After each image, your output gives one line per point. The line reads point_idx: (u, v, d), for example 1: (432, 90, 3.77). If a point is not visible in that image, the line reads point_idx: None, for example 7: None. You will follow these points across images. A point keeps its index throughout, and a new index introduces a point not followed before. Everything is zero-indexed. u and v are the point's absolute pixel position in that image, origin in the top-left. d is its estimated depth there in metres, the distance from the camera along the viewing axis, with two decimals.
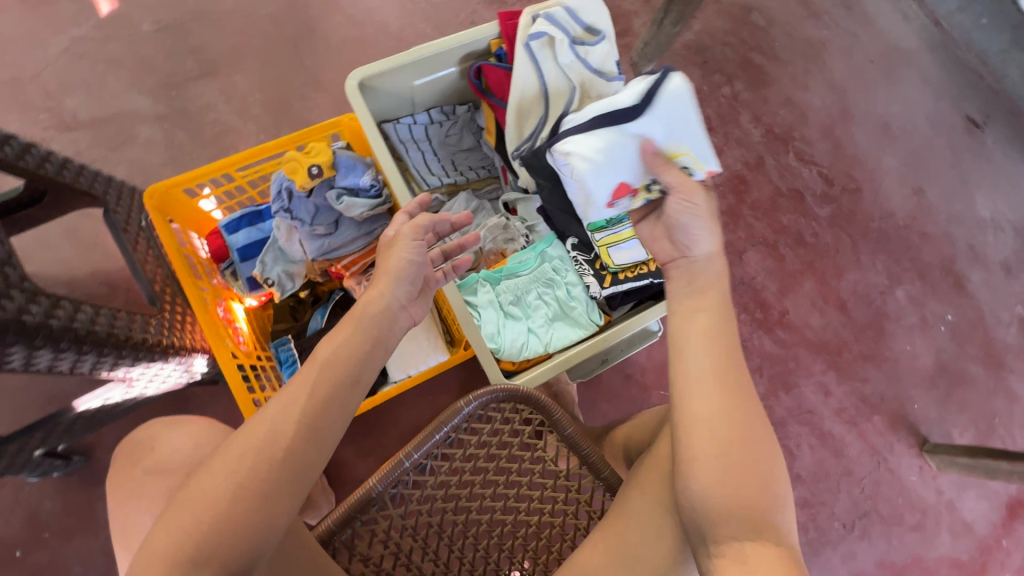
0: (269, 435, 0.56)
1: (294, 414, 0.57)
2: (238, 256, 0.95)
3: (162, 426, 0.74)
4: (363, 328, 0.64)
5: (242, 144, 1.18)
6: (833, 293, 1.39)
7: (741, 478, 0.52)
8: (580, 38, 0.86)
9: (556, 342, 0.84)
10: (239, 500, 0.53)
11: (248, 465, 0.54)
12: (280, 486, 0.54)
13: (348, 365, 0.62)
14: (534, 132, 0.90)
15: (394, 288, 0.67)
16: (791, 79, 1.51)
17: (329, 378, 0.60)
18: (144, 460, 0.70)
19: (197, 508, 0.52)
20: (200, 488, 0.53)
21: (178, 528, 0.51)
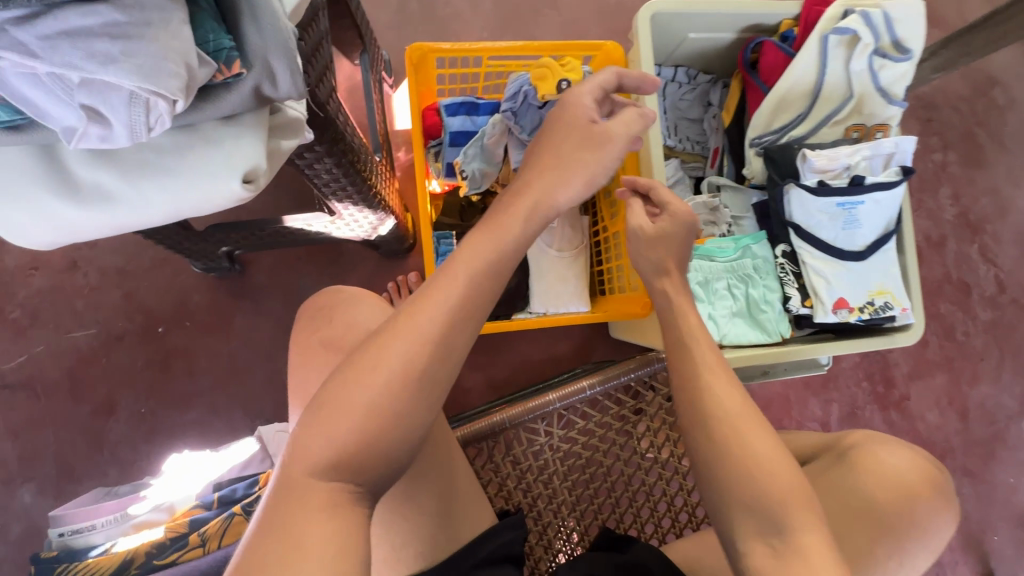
0: (409, 341, 0.46)
1: (432, 321, 0.47)
2: (449, 139, 0.96)
3: (343, 296, 0.63)
4: (507, 237, 0.52)
5: (465, 34, 1.17)
6: (960, 398, 1.32)
7: (758, 461, 0.47)
8: (883, 50, 0.80)
9: (733, 338, 0.83)
10: (379, 417, 0.45)
11: (385, 376, 0.46)
12: (416, 407, 0.46)
13: (494, 275, 0.51)
14: (786, 127, 0.86)
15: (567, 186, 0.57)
16: (1007, 169, 1.40)
17: (471, 282, 0.50)
18: (319, 328, 0.60)
19: (340, 416, 0.45)
20: (339, 394, 0.45)
21: (326, 434, 0.45)
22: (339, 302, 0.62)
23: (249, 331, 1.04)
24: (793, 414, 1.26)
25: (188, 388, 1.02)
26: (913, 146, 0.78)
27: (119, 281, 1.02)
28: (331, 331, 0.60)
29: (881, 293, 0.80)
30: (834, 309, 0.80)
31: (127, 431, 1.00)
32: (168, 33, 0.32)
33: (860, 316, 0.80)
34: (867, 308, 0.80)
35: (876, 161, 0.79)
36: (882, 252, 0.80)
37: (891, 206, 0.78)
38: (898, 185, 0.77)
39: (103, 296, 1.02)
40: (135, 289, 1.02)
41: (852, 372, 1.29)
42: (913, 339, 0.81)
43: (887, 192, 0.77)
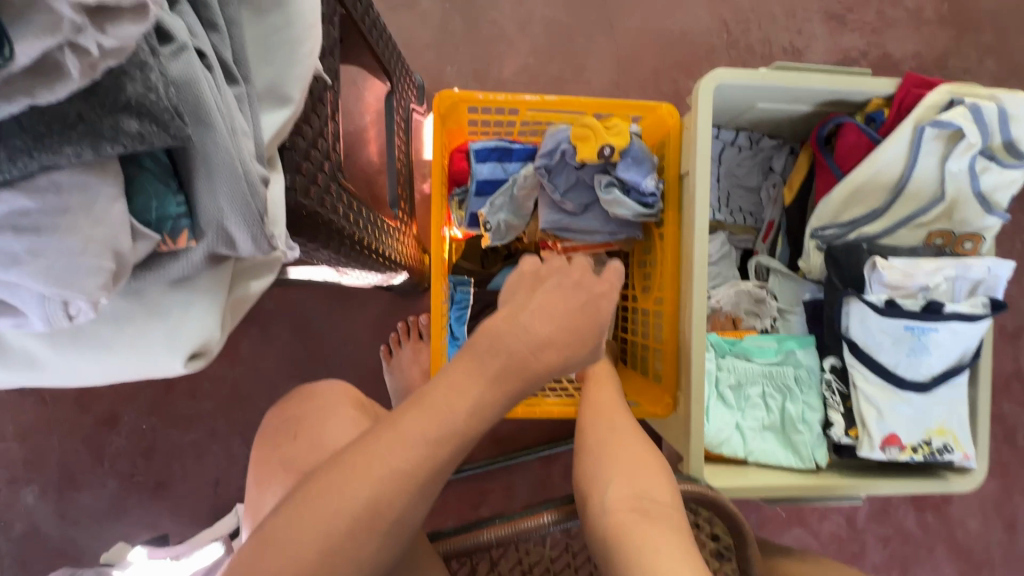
0: (375, 483, 0.43)
1: (403, 464, 0.43)
2: (476, 187, 0.89)
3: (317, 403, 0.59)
4: (494, 380, 0.47)
5: (509, 59, 1.07)
6: (1011, 508, 1.19)
7: (642, 478, 0.54)
8: (991, 151, 0.68)
9: (760, 455, 0.74)
10: (331, 566, 0.41)
11: (342, 525, 0.42)
12: (372, 555, 0.43)
13: (475, 422, 0.46)
14: (857, 222, 0.75)
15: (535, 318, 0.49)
16: None
17: (441, 427, 0.45)
18: (281, 446, 0.57)
19: (282, 560, 0.41)
20: (287, 535, 0.41)
21: (266, 574, 0.41)
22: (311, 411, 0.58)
23: (253, 358, 1.02)
24: (817, 504, 1.16)
25: (188, 409, 1.01)
26: (1009, 271, 0.67)
27: None
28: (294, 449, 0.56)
29: (943, 435, 0.69)
30: (882, 447, 0.70)
31: (127, 446, 1.00)
32: (91, 218, 0.26)
33: (913, 455, 0.70)
34: (922, 449, 0.70)
35: (961, 285, 0.68)
36: (950, 387, 0.70)
37: (970, 338, 0.67)
38: (981, 318, 0.66)
39: None
40: None
41: None
42: (971, 487, 0.70)
43: (966, 325, 0.66)
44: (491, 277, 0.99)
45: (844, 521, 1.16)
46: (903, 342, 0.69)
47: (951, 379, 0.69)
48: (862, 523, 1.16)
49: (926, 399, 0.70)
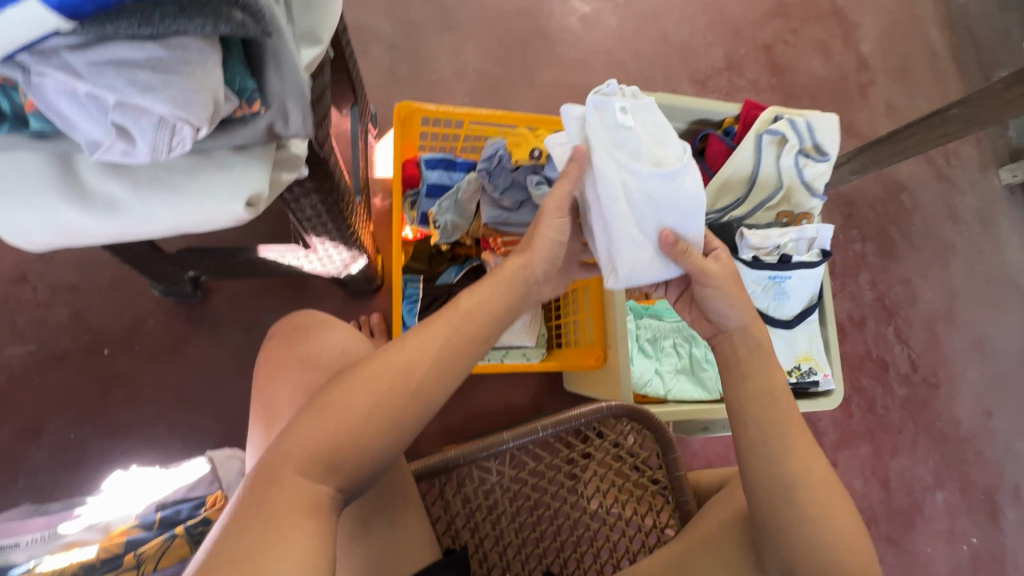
0: (407, 358, 0.55)
1: (431, 346, 0.56)
2: (427, 190, 1.03)
3: (317, 322, 0.85)
4: (499, 296, 0.62)
5: (449, 99, 1.27)
6: (882, 468, 1.42)
7: (839, 534, 0.51)
8: (806, 151, 0.95)
9: (676, 392, 0.89)
10: (374, 418, 0.53)
11: (385, 387, 0.54)
12: (405, 417, 0.54)
13: (489, 320, 0.60)
14: (727, 208, 0.98)
15: (535, 260, 0.66)
16: (915, 264, 1.60)
17: (464, 327, 0.59)
18: (298, 346, 0.80)
19: (335, 416, 0.52)
20: (343, 398, 0.53)
21: (323, 425, 0.51)
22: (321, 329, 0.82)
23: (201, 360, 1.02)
24: None
25: (125, 416, 0.98)
26: (829, 233, 0.91)
27: (68, 300, 1.00)
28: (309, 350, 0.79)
29: (806, 360, 0.90)
30: None
31: (51, 459, 0.94)
32: (205, 72, 0.36)
33: (788, 378, 0.89)
34: (793, 372, 0.89)
35: (801, 242, 0.90)
36: (807, 323, 0.91)
37: (812, 283, 0.90)
38: (817, 267, 0.89)
39: (49, 314, 0.98)
40: (85, 309, 1.00)
41: None
42: (834, 403, 0.90)
43: (809, 272, 0.89)
44: (438, 274, 1.12)
45: None
46: (769, 289, 0.89)
47: (807, 316, 0.91)
48: None
49: (791, 333, 0.90)
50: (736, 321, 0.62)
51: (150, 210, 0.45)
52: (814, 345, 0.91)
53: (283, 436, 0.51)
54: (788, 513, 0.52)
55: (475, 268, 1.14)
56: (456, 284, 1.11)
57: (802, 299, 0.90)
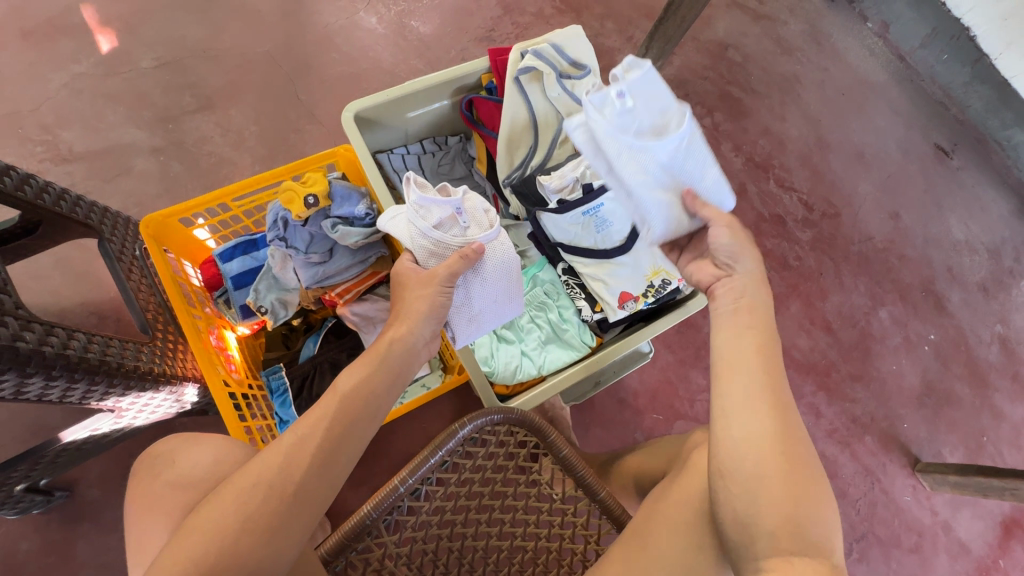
0: (283, 467, 0.53)
1: (310, 447, 0.55)
2: (233, 284, 0.96)
3: (182, 441, 0.67)
4: (384, 368, 0.63)
5: (238, 175, 1.19)
6: (819, 315, 1.41)
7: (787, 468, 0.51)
8: (566, 73, 0.90)
9: (549, 364, 0.85)
10: (250, 531, 0.50)
11: (256, 498, 0.51)
12: (285, 522, 0.52)
13: (369, 399, 0.60)
14: (525, 161, 0.93)
15: (421, 327, 0.67)
16: (768, 110, 1.57)
17: (348, 407, 0.59)
18: (162, 474, 0.63)
19: (204, 537, 0.49)
20: (213, 514, 0.51)
21: (189, 552, 0.48)
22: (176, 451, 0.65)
23: (96, 555, 0.95)
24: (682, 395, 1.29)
25: None
26: None
27: None
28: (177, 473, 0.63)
29: (653, 278, 0.84)
30: (623, 313, 0.85)
31: None
32: None
33: (646, 301, 0.85)
34: (650, 293, 0.85)
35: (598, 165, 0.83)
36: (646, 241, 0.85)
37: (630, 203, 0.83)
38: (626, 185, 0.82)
39: None
40: None
41: None
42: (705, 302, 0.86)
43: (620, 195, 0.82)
44: (298, 352, 1.00)
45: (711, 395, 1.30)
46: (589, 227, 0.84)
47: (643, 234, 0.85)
48: None
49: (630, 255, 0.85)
50: (743, 276, 0.60)
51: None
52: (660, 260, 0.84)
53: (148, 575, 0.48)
54: (748, 466, 0.52)
55: (333, 329, 1.01)
56: (319, 354, 0.99)
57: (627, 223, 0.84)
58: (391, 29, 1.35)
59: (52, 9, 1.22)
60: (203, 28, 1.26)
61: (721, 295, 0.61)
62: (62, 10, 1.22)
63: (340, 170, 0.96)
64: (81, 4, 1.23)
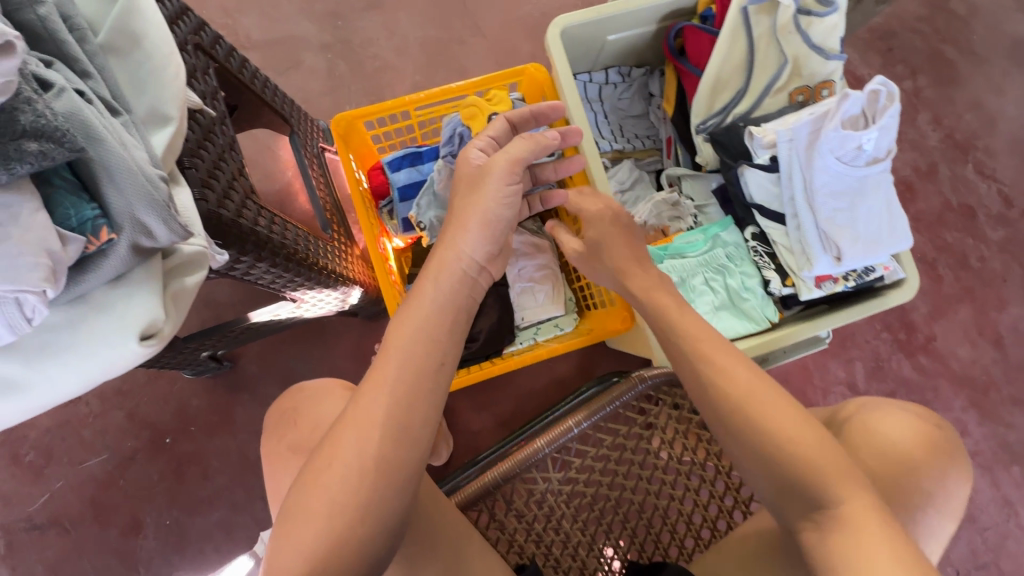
0: (358, 436, 0.48)
1: (376, 412, 0.49)
2: (399, 195, 0.95)
3: (297, 395, 0.72)
4: (445, 289, 0.57)
5: (398, 83, 1.17)
6: (990, 326, 1.25)
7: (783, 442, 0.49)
8: (805, 8, 0.77)
9: (720, 333, 0.80)
10: (338, 514, 0.46)
11: (339, 467, 0.48)
12: (379, 490, 0.48)
13: (424, 346, 0.53)
14: (727, 106, 0.83)
15: (475, 240, 0.60)
16: (985, 79, 1.32)
17: (411, 368, 0.51)
18: (286, 434, 0.68)
19: (307, 523, 0.46)
20: (305, 499, 0.47)
21: (297, 537, 0.46)
22: (301, 402, 0.70)
23: (253, 422, 1.05)
24: (816, 383, 1.19)
25: (204, 491, 1.03)
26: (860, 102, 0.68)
27: (118, 403, 1.04)
28: (299, 435, 0.67)
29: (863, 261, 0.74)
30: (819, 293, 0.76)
31: (158, 545, 1.01)
32: (19, 227, 0.32)
33: (846, 283, 0.76)
34: (850, 275, 0.76)
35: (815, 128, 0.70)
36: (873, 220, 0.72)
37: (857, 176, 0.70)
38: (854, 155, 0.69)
39: (106, 420, 1.03)
40: (136, 406, 1.03)
41: (869, 325, 1.22)
42: (910, 293, 0.77)
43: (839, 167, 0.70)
44: None
45: (848, 390, 1.19)
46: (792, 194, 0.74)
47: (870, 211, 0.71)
48: (864, 386, 1.20)
49: (854, 217, 0.71)
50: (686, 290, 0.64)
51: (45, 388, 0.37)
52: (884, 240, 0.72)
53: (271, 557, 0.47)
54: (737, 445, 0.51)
55: None
56: None
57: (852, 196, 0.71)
58: None
59: None
60: None
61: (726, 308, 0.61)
62: None
63: (521, 91, 0.90)
64: None
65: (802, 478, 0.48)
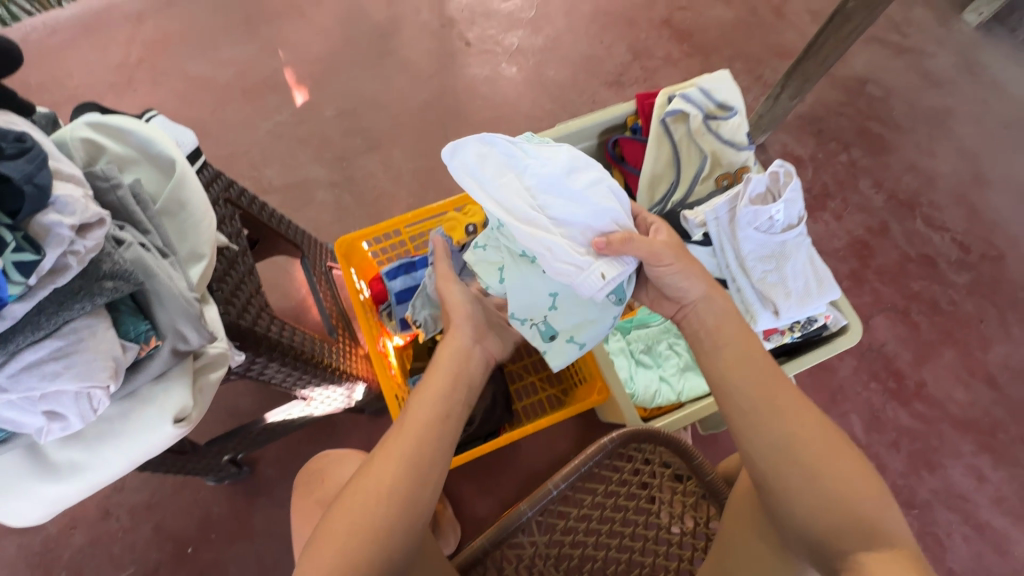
0: (376, 476, 0.64)
1: (394, 456, 0.66)
2: (397, 299, 1.09)
3: (331, 461, 0.94)
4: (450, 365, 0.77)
5: (395, 206, 1.37)
6: (979, 367, 1.27)
7: (830, 463, 0.54)
8: (712, 114, 0.95)
9: (688, 391, 0.88)
10: (356, 536, 0.60)
11: (359, 501, 0.62)
12: (389, 519, 0.62)
13: (430, 413, 0.71)
14: (666, 196, 0.98)
15: (466, 327, 0.83)
16: (914, 145, 1.48)
17: (422, 425, 0.70)
18: (313, 492, 0.90)
19: (343, 539, 0.60)
20: (339, 524, 0.61)
21: (334, 547, 0.59)
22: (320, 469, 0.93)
23: (270, 525, 1.11)
24: None
25: None
26: (761, 181, 0.82)
27: (146, 515, 1.11)
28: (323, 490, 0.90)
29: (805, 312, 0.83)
30: (769, 345, 0.85)
31: None
32: (98, 340, 0.46)
33: (792, 335, 0.85)
34: (795, 327, 0.85)
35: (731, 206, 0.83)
36: (801, 277, 0.82)
37: (775, 240, 0.82)
38: (769, 224, 0.82)
39: (135, 533, 1.09)
40: (163, 518, 1.10)
41: (855, 377, 1.25)
42: (856, 338, 0.84)
43: (758, 235, 0.82)
44: None
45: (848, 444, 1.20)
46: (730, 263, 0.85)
47: (795, 267, 0.82)
48: (864, 439, 1.21)
49: (783, 276, 0.82)
50: (700, 302, 0.69)
51: (103, 467, 0.51)
52: (813, 289, 0.82)
53: (315, 541, 0.61)
54: (780, 452, 0.56)
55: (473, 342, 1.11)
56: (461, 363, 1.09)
57: (776, 258, 0.83)
58: (529, 78, 1.51)
59: (263, 72, 1.50)
60: (375, 83, 1.49)
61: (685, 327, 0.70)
62: (270, 73, 1.50)
63: None
64: (285, 67, 1.51)
65: (843, 496, 0.52)
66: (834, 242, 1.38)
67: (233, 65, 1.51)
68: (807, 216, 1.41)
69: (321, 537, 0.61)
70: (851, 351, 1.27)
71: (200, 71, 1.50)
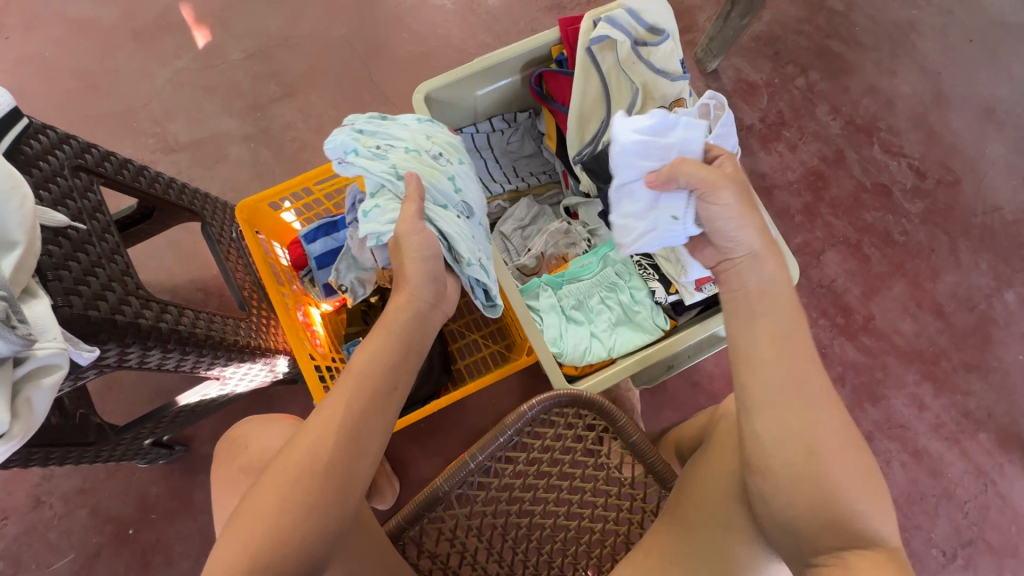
0: (311, 450, 0.55)
1: (335, 423, 0.56)
2: (317, 263, 1.00)
3: (253, 428, 0.80)
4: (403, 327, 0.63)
5: (318, 158, 1.25)
6: (927, 297, 1.26)
7: (840, 463, 0.50)
8: (642, 40, 0.84)
9: (619, 347, 0.83)
10: (285, 511, 0.53)
11: (292, 479, 0.54)
12: (325, 491, 0.54)
13: (383, 371, 0.60)
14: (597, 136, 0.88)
15: (423, 288, 0.65)
16: (874, 64, 1.38)
17: (365, 388, 0.58)
18: (238, 458, 0.77)
19: (261, 518, 0.52)
20: (255, 507, 0.53)
21: (253, 526, 0.52)
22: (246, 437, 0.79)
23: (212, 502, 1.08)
24: None
25: None
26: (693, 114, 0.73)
27: (81, 500, 1.07)
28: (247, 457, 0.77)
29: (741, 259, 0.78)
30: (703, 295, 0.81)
31: None
32: None
33: None
34: None
35: None
36: None
37: None
38: None
39: (70, 519, 1.06)
40: (99, 501, 1.07)
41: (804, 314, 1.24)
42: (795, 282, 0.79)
43: None
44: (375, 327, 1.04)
45: None
46: None
47: None
48: None
49: None
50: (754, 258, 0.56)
51: None
52: None
53: (230, 524, 0.54)
54: (797, 449, 0.50)
55: None
56: None
57: None
58: (460, 5, 1.35)
59: (156, 9, 1.32)
60: (285, 18, 1.32)
61: (726, 280, 0.58)
62: (164, 10, 1.32)
63: None
64: (180, 3, 1.33)
65: (838, 500, 0.49)
66: (788, 175, 1.31)
67: (119, 3, 1.32)
68: (761, 148, 1.33)
69: (237, 519, 0.54)
70: (800, 288, 1.25)
71: (82, 11, 1.31)
